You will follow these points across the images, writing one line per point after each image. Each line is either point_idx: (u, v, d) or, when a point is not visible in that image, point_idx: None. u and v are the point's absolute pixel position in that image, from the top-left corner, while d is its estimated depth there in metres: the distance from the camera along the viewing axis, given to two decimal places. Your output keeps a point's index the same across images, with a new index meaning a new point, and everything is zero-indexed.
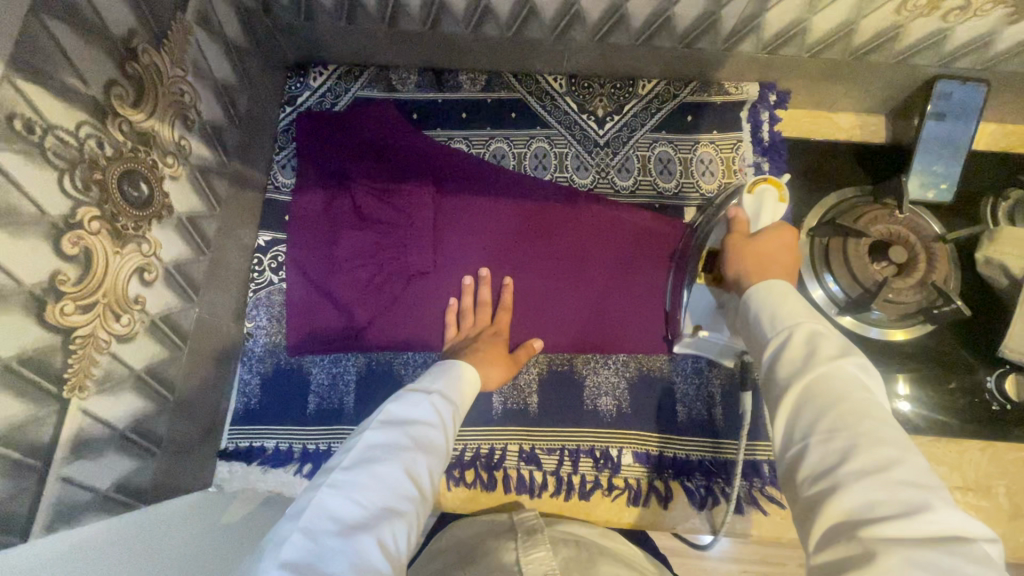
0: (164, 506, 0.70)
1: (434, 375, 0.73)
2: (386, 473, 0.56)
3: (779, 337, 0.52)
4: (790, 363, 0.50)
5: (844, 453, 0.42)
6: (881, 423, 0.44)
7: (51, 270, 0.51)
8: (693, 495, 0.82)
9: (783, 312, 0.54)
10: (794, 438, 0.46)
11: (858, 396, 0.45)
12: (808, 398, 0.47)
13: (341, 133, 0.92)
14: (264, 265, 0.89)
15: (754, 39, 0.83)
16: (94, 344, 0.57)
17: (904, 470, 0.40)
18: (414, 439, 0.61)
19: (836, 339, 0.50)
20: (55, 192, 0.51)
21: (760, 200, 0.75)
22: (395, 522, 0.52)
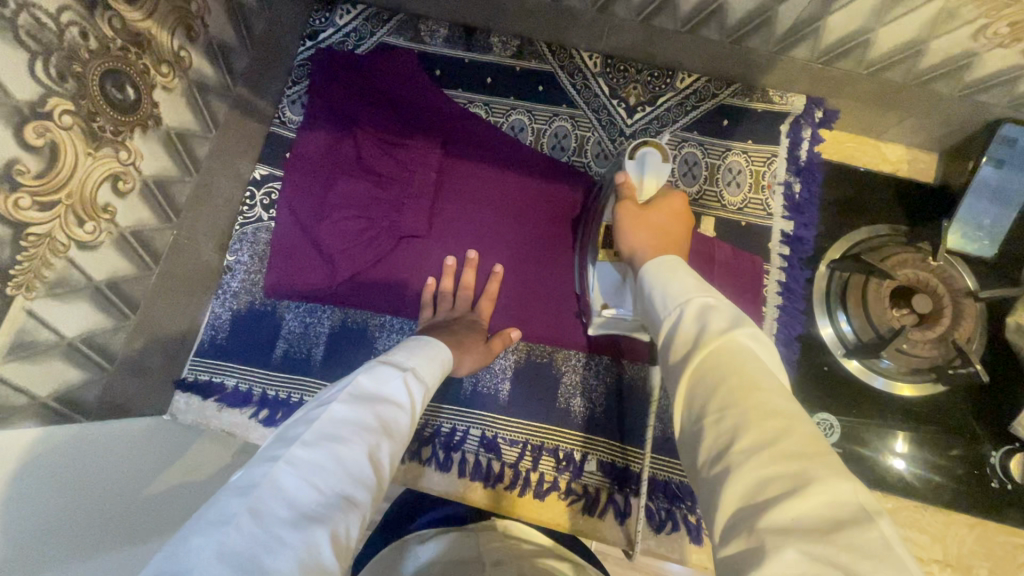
0: (112, 434, 0.66)
1: (410, 349, 0.66)
2: (349, 456, 0.49)
3: (669, 317, 0.49)
4: (684, 340, 0.46)
5: (731, 435, 0.37)
6: (775, 393, 0.39)
7: (10, 158, 0.48)
8: (653, 517, 0.78)
9: (673, 290, 0.50)
10: (690, 417, 0.41)
11: (750, 365, 0.41)
12: (704, 370, 0.42)
13: (355, 76, 0.87)
14: (256, 200, 0.86)
15: (809, 46, 0.76)
16: (49, 245, 0.54)
17: (794, 441, 0.35)
18: (382, 421, 0.54)
19: (728, 314, 0.46)
20: (23, 76, 0.48)
21: (642, 164, 0.69)
22: (350, 514, 0.47)
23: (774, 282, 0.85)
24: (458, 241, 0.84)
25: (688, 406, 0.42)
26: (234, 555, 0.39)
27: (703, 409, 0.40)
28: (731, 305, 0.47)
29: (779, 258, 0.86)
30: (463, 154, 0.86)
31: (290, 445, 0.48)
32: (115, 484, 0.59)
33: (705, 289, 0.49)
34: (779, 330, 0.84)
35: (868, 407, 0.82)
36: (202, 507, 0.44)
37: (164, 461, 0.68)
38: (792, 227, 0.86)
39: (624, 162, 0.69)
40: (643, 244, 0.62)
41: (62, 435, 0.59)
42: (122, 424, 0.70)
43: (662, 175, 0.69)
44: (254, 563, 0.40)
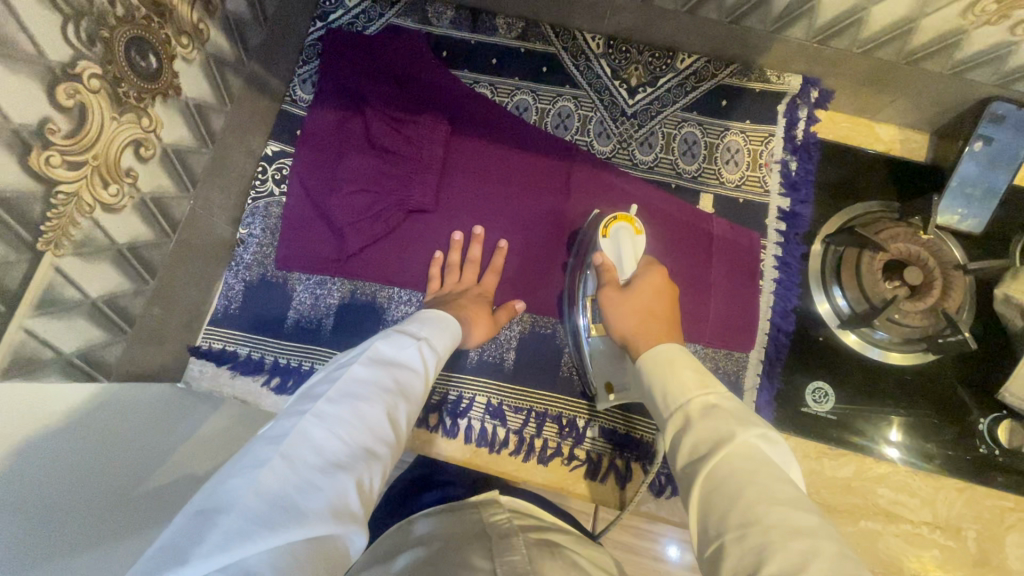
0: (128, 404, 0.66)
1: (423, 321, 0.69)
2: (371, 412, 0.52)
3: (675, 422, 0.52)
4: (692, 450, 0.48)
5: (757, 555, 0.38)
6: (794, 510, 0.41)
7: (42, 116, 0.50)
8: (651, 480, 0.81)
9: (671, 393, 0.54)
10: (709, 538, 0.43)
11: (765, 477, 0.43)
12: (717, 487, 0.44)
13: (365, 54, 0.90)
14: (267, 175, 0.88)
15: (804, 26, 0.79)
16: (76, 205, 0.56)
17: (822, 565, 0.36)
18: (399, 384, 0.57)
19: (732, 411, 0.50)
20: (56, 37, 0.50)
21: (619, 243, 0.75)
22: (373, 465, 0.49)
23: (771, 257, 0.87)
24: (465, 216, 0.87)
25: (704, 512, 0.44)
26: (269, 495, 0.42)
27: (722, 525, 0.42)
28: (732, 402, 0.51)
29: (776, 234, 0.88)
30: (470, 132, 0.89)
31: (315, 401, 0.51)
32: (135, 454, 0.58)
33: (705, 386, 0.53)
34: (775, 303, 0.86)
35: (861, 377, 0.85)
36: (234, 456, 0.46)
37: (183, 432, 0.68)
38: (788, 204, 0.89)
39: (601, 241, 0.76)
40: (629, 331, 0.67)
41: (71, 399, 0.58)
42: (138, 394, 0.70)
43: (637, 251, 0.76)
44: (289, 504, 0.42)
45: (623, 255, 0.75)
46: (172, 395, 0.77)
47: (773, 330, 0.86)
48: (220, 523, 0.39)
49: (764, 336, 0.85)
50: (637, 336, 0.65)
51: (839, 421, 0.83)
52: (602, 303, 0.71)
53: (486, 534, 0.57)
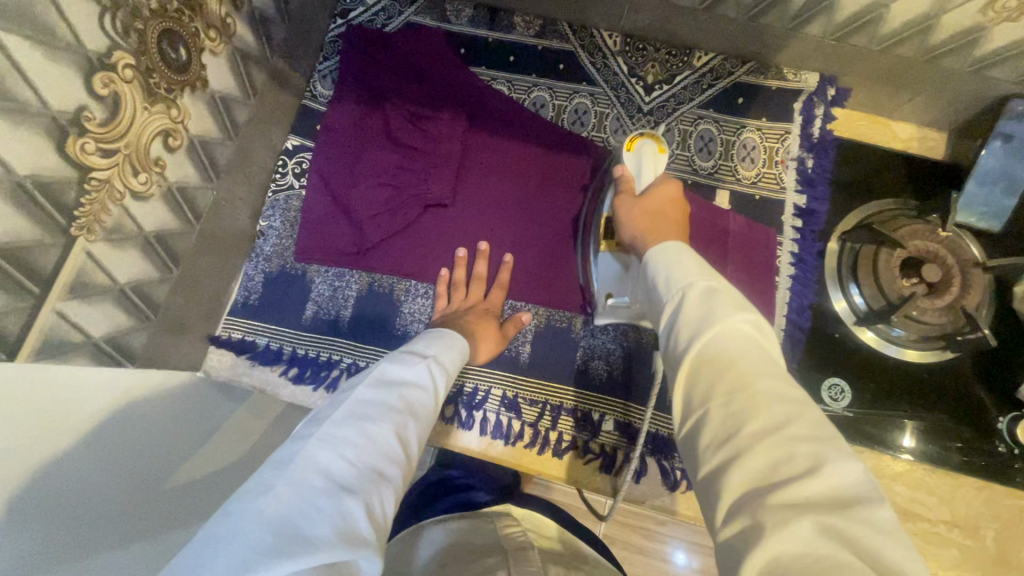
0: (146, 405, 0.66)
1: (431, 340, 0.70)
2: (378, 435, 0.52)
3: (675, 299, 0.49)
4: (687, 328, 0.46)
5: (740, 418, 0.39)
6: (778, 382, 0.41)
7: (78, 103, 0.52)
8: (667, 474, 0.80)
9: (676, 272, 0.51)
10: (692, 408, 0.42)
11: (754, 357, 0.43)
12: (706, 363, 0.44)
13: (385, 52, 0.91)
14: (288, 168, 0.89)
15: (823, 22, 0.79)
16: (108, 192, 0.58)
17: (798, 427, 0.38)
18: (406, 406, 0.57)
19: (732, 296, 0.48)
20: (93, 27, 0.52)
21: (640, 157, 0.72)
22: (382, 488, 0.49)
23: (787, 253, 0.87)
24: (482, 211, 0.87)
25: (686, 399, 0.44)
26: (278, 523, 0.41)
27: (709, 393, 0.42)
28: (734, 291, 0.49)
29: (791, 231, 0.88)
30: (488, 128, 0.90)
31: (323, 426, 0.51)
32: (149, 459, 0.59)
33: (709, 273, 0.50)
34: (790, 300, 0.86)
35: (878, 374, 0.84)
36: (243, 483, 0.46)
37: (197, 435, 0.69)
38: (804, 201, 0.89)
39: (624, 153, 0.72)
40: (641, 230, 0.64)
41: (100, 387, 0.59)
42: (157, 394, 0.70)
43: (658, 168, 0.72)
44: (298, 530, 0.42)
45: (644, 169, 0.72)
46: (195, 395, 0.77)
47: (789, 326, 0.86)
48: (229, 550, 0.39)
49: (780, 333, 0.85)
50: (649, 232, 0.63)
51: (857, 419, 0.83)
52: (619, 208, 0.68)
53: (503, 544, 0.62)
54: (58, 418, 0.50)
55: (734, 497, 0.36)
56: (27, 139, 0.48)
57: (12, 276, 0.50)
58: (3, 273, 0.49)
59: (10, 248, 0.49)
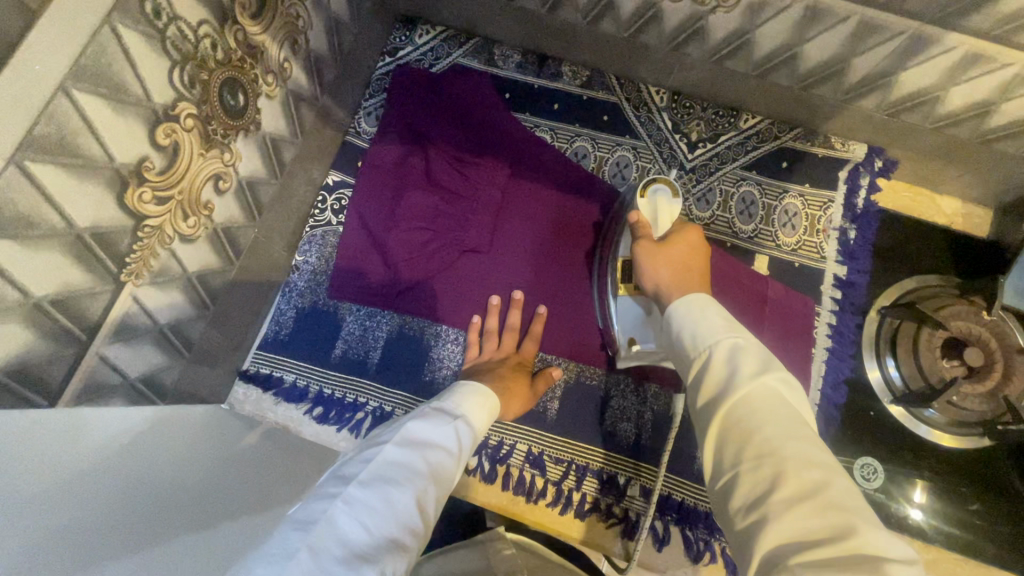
0: (174, 426, 0.64)
1: (460, 394, 0.68)
2: (399, 499, 0.50)
3: (701, 359, 0.48)
4: (712, 387, 0.46)
5: (772, 481, 0.39)
6: (808, 443, 0.41)
7: (141, 155, 0.52)
8: (690, 546, 0.78)
9: (702, 327, 0.50)
10: (723, 466, 0.43)
11: (783, 414, 0.42)
12: (736, 421, 0.43)
13: (432, 94, 0.92)
14: (327, 204, 0.89)
15: (878, 98, 0.78)
16: (158, 237, 0.57)
17: (838, 492, 0.38)
18: (431, 466, 0.56)
19: (759, 354, 0.47)
20: (162, 81, 0.52)
21: (654, 201, 0.72)
22: (399, 557, 0.47)
23: (825, 325, 0.86)
24: (518, 260, 0.87)
25: (716, 452, 0.44)
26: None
27: (739, 456, 0.42)
28: (760, 347, 0.48)
29: (831, 302, 0.87)
30: (529, 177, 0.89)
31: (346, 483, 0.50)
32: (191, 473, 0.55)
33: (734, 329, 0.49)
34: (826, 373, 0.84)
35: (914, 455, 0.82)
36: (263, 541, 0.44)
37: (231, 452, 0.66)
38: (844, 272, 0.88)
39: (637, 200, 0.73)
40: (664, 276, 0.63)
41: (99, 412, 0.55)
42: (185, 417, 0.68)
43: (673, 212, 0.73)
44: None
45: (660, 213, 0.73)
46: (221, 419, 0.75)
47: (824, 401, 0.84)
48: None
49: (814, 406, 0.83)
50: (671, 282, 0.61)
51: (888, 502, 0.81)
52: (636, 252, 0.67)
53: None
54: (58, 448, 0.46)
55: (768, 549, 0.37)
56: (89, 192, 0.48)
57: (60, 326, 0.50)
58: (52, 323, 0.49)
59: (61, 298, 0.49)
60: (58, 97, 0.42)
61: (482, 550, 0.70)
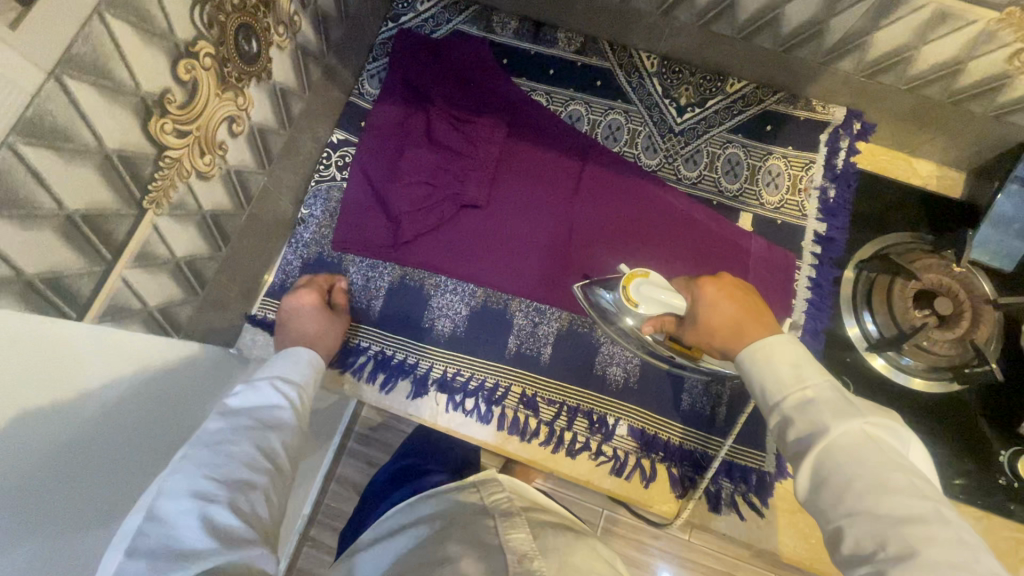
0: (102, 392, 0.55)
1: (280, 359, 0.74)
2: (233, 454, 0.58)
3: (779, 418, 0.55)
4: (799, 436, 0.52)
5: (877, 540, 0.45)
6: (905, 494, 0.46)
7: (164, 86, 0.56)
8: (674, 482, 0.82)
9: (770, 385, 0.56)
10: (826, 514, 0.49)
11: (875, 465, 0.48)
12: (828, 476, 0.49)
13: (433, 57, 0.96)
14: (331, 161, 0.94)
15: (854, 59, 0.83)
16: (178, 170, 0.61)
17: (928, 534, 0.44)
18: (262, 420, 0.63)
19: (830, 402, 0.53)
20: (185, 18, 0.56)
21: (650, 299, 0.69)
22: (251, 492, 0.56)
23: (805, 278, 0.90)
24: (514, 215, 0.91)
25: (811, 496, 0.51)
26: (150, 549, 0.48)
27: (836, 508, 0.48)
28: (830, 391, 0.53)
29: (811, 257, 0.91)
30: (525, 137, 0.94)
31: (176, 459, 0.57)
32: (112, 452, 0.55)
33: (801, 378, 0.55)
34: (805, 322, 0.89)
35: (888, 400, 0.86)
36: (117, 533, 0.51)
37: (168, 420, 0.64)
38: (824, 229, 0.92)
39: (637, 311, 0.71)
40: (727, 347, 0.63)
41: (7, 379, 0.44)
42: (136, 364, 0.61)
43: (662, 281, 0.71)
44: (168, 552, 0.48)
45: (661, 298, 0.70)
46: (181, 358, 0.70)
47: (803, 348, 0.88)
48: None
49: None
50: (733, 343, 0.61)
51: None
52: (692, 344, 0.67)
53: (491, 510, 0.65)
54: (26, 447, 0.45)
55: None
56: (118, 116, 0.52)
57: (89, 239, 0.54)
58: (82, 236, 0.53)
59: (92, 214, 0.53)
60: (93, 19, 0.46)
61: (472, 492, 0.70)
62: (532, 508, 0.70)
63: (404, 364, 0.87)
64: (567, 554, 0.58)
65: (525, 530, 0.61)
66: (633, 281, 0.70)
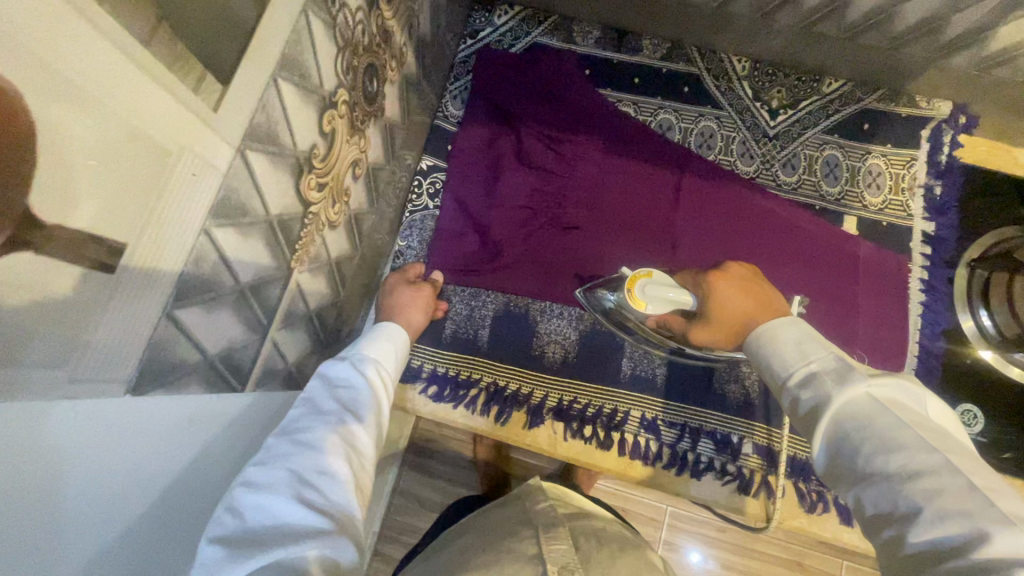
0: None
1: (359, 344, 0.71)
2: (311, 436, 0.53)
3: (787, 392, 0.55)
4: (808, 404, 0.51)
5: (892, 501, 0.42)
6: (917, 447, 0.43)
7: (312, 143, 0.53)
8: (802, 498, 0.80)
9: (778, 364, 0.57)
10: (844, 486, 0.47)
11: (884, 420, 0.46)
12: (838, 443, 0.48)
13: (521, 73, 0.92)
14: (422, 189, 0.93)
15: (970, 55, 0.79)
16: (316, 224, 0.59)
17: (944, 486, 0.40)
18: (344, 403, 0.59)
19: (835, 370, 0.52)
20: (331, 70, 0.53)
21: (656, 297, 0.68)
22: (330, 474, 0.51)
23: (917, 280, 0.88)
24: (616, 233, 0.88)
25: (829, 467, 0.49)
26: (228, 534, 0.45)
27: (851, 474, 0.46)
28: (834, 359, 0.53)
29: (921, 258, 0.89)
30: (622, 152, 0.90)
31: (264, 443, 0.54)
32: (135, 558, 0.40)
33: (805, 354, 0.55)
34: (922, 326, 0.87)
35: (1009, 398, 0.85)
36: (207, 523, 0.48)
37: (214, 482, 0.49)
38: (933, 228, 0.90)
39: (648, 312, 0.69)
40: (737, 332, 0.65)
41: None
42: (137, 462, 0.40)
43: (664, 278, 0.70)
44: (247, 540, 0.44)
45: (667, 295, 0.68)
46: (127, 414, 0.39)
47: (922, 351, 0.86)
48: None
49: (913, 358, 0.86)
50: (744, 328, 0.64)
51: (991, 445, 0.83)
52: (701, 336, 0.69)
53: (531, 521, 0.66)
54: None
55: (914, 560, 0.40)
56: (281, 182, 0.50)
57: (254, 310, 0.51)
58: (249, 308, 0.51)
59: (255, 283, 0.50)
60: (269, 86, 0.43)
61: (514, 506, 0.71)
62: (574, 516, 0.70)
63: (516, 394, 0.85)
64: (610, 567, 0.58)
65: (566, 541, 0.61)
66: (634, 282, 0.69)
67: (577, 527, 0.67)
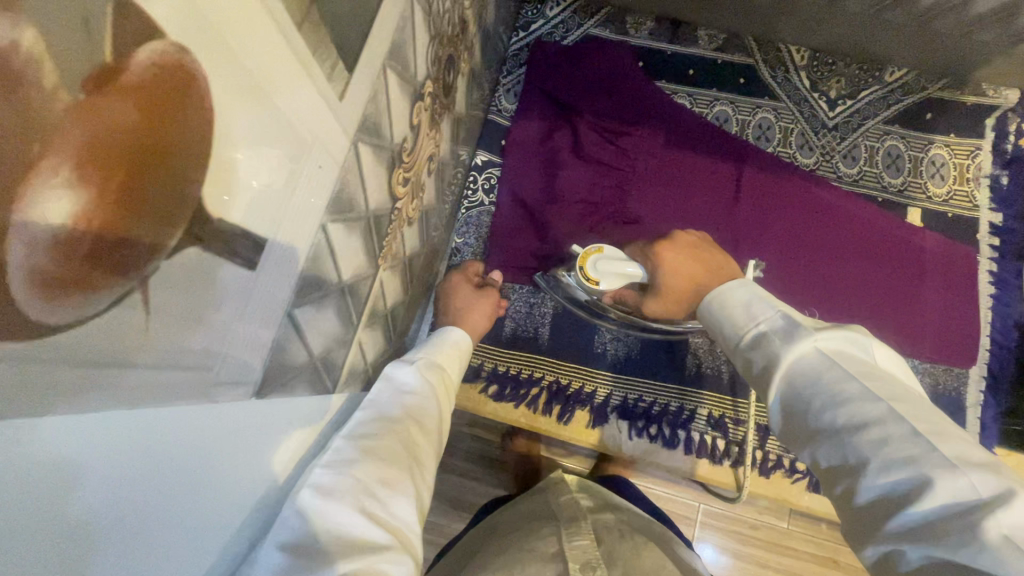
0: None
1: (419, 347, 0.67)
2: (379, 444, 0.49)
3: (742, 355, 0.54)
4: (762, 362, 0.51)
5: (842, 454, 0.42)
6: (863, 398, 0.43)
7: (404, 136, 0.52)
8: None
9: (728, 326, 0.57)
10: (801, 444, 0.47)
11: (830, 375, 0.46)
12: (791, 401, 0.48)
13: (579, 64, 0.90)
14: (478, 185, 0.92)
15: None
16: (399, 220, 0.58)
17: (892, 435, 0.40)
18: (410, 410, 0.55)
19: (783, 329, 0.51)
20: (422, 61, 0.51)
21: (608, 273, 0.70)
22: (398, 489, 0.46)
23: (985, 272, 0.86)
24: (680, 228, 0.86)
25: (786, 428, 0.49)
26: (294, 541, 0.40)
27: (805, 432, 0.46)
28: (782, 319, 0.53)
29: (988, 250, 0.87)
30: (683, 144, 0.88)
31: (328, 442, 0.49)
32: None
33: (752, 315, 0.55)
34: (993, 319, 0.85)
35: None
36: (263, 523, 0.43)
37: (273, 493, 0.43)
38: (1000, 219, 0.88)
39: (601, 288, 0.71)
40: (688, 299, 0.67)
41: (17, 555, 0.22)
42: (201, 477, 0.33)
43: (613, 252, 0.72)
44: (317, 552, 0.39)
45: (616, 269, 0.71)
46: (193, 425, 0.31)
47: (993, 345, 0.84)
48: None
49: (983, 351, 0.84)
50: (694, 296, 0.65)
51: None
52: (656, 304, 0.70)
53: (555, 515, 0.65)
54: None
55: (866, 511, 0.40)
56: (380, 176, 0.48)
57: (350, 309, 0.50)
58: (347, 307, 0.49)
59: (353, 281, 0.49)
60: (380, 77, 0.42)
61: (540, 499, 0.71)
62: (600, 509, 0.69)
63: (579, 393, 0.84)
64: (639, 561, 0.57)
65: (587, 536, 0.59)
66: (584, 258, 0.71)
67: (602, 521, 0.65)
